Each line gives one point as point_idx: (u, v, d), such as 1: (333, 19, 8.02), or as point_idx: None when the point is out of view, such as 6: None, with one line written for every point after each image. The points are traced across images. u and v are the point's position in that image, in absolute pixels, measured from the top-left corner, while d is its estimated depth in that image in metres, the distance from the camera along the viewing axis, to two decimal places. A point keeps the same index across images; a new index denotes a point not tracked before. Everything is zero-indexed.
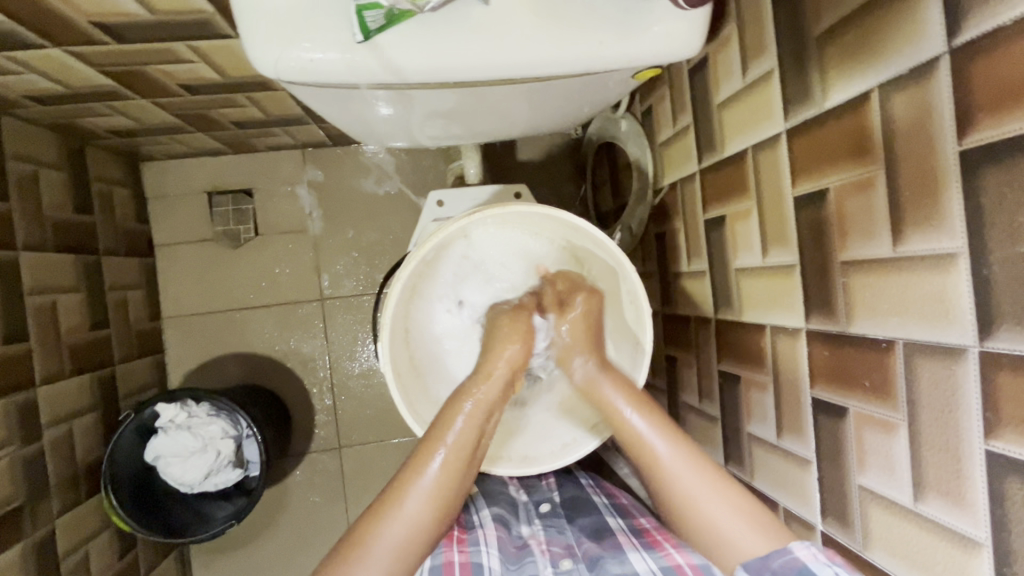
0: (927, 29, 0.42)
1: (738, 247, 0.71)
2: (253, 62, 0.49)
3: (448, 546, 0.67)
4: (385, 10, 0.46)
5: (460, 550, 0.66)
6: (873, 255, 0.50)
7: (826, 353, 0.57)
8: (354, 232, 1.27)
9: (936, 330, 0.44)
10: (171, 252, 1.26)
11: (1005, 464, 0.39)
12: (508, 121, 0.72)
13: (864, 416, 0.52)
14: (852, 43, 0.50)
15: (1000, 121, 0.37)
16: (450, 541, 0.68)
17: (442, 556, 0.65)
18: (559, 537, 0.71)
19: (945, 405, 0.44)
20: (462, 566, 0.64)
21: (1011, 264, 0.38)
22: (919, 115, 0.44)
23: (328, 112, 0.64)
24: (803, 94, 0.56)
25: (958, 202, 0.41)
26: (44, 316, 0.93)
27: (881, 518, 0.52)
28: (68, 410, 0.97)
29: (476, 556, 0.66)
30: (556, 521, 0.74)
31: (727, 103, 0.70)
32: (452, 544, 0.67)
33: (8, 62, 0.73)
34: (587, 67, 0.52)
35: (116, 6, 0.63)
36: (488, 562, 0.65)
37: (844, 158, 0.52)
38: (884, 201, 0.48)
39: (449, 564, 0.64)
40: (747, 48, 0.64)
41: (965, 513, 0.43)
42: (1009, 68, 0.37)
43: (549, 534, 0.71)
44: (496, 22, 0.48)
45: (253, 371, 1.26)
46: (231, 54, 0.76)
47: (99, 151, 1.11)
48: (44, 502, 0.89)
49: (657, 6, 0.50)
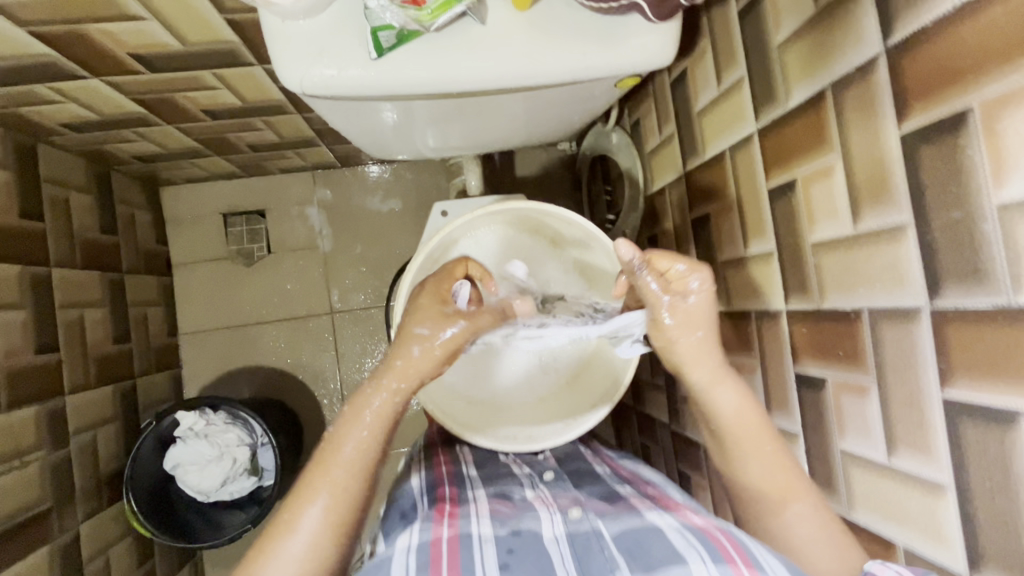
0: (867, 33, 0.49)
1: (722, 241, 0.76)
2: (279, 78, 0.55)
3: (437, 522, 0.57)
4: (396, 31, 0.54)
5: (450, 525, 0.56)
6: (838, 235, 0.55)
7: (804, 330, 0.61)
8: (362, 247, 1.33)
9: (895, 296, 0.49)
10: (187, 271, 1.32)
11: (960, 408, 0.44)
12: (505, 128, 0.78)
13: (841, 384, 0.57)
14: (807, 48, 0.56)
15: (930, 107, 0.43)
16: (439, 517, 0.58)
17: (429, 532, 0.55)
18: (566, 493, 0.66)
19: (906, 363, 0.48)
20: (453, 539, 0.54)
21: (948, 229, 0.43)
22: (865, 106, 0.50)
23: (341, 124, 0.70)
24: (770, 96, 0.63)
25: (903, 180, 0.47)
26: (73, 328, 0.99)
27: (862, 478, 0.56)
28: (91, 420, 1.01)
29: (466, 527, 0.56)
30: (561, 484, 0.70)
31: (706, 110, 0.76)
32: (442, 520, 0.57)
33: (50, 93, 0.80)
34: (574, 76, 0.58)
35: (153, 40, 0.70)
36: (481, 531, 0.56)
37: (807, 151, 0.57)
38: (843, 185, 0.53)
39: (438, 539, 0.54)
40: (720, 59, 0.71)
41: (930, 460, 0.47)
42: (932, 61, 0.43)
43: (554, 493, 0.67)
44: (492, 39, 0.55)
45: (266, 384, 1.31)
46: (251, 80, 0.84)
47: (123, 177, 1.18)
48: (70, 506, 0.93)
49: (633, 23, 0.57)
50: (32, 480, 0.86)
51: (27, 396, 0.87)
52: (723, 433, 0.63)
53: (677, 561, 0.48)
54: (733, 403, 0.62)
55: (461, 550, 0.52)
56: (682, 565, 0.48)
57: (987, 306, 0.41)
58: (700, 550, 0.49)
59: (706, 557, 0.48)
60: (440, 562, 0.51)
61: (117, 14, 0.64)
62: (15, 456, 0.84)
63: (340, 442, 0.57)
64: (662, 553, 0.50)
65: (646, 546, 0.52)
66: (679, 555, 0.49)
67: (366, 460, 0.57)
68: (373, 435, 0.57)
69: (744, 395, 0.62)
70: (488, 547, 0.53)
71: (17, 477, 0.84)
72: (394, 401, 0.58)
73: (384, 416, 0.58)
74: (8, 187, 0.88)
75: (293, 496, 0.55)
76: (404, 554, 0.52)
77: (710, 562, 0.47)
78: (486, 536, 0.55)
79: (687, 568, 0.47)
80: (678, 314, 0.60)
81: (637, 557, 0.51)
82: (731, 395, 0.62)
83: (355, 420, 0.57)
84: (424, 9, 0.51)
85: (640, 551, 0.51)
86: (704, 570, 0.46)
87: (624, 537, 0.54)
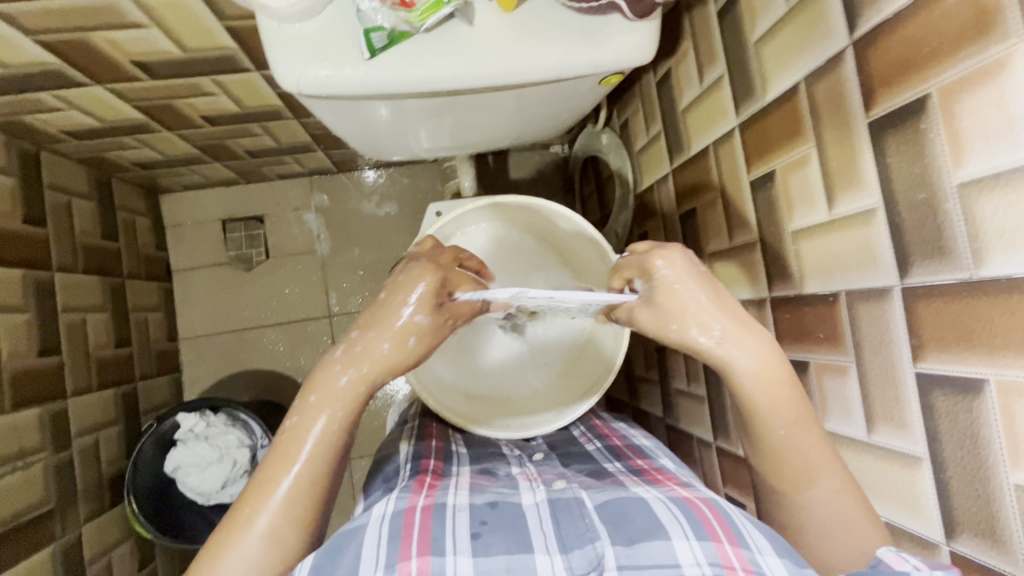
0: (835, 28, 0.51)
1: (708, 234, 0.78)
2: (277, 79, 0.58)
3: (415, 492, 0.60)
4: (387, 32, 0.56)
5: (427, 495, 0.59)
6: (815, 221, 0.57)
7: (787, 315, 0.63)
8: (359, 251, 1.35)
9: (869, 277, 0.51)
10: (187, 277, 1.33)
11: (930, 381, 0.46)
12: (495, 125, 0.80)
13: (823, 366, 0.59)
14: (780, 44, 0.59)
15: (894, 95, 0.46)
16: (420, 487, 0.62)
17: (405, 501, 0.58)
18: (551, 469, 0.68)
19: (881, 341, 0.50)
20: (426, 508, 0.56)
21: (914, 209, 0.45)
22: (835, 96, 0.52)
23: (337, 123, 0.72)
24: (748, 91, 0.65)
25: (872, 165, 0.49)
26: (75, 332, 1.01)
27: (845, 458, 0.57)
28: (93, 422, 1.03)
29: (442, 497, 0.59)
30: (550, 462, 0.72)
31: (690, 107, 0.79)
32: (419, 490, 0.61)
33: (54, 100, 0.83)
34: (559, 73, 0.61)
35: (154, 47, 0.73)
36: (456, 501, 0.59)
37: (784, 143, 0.60)
38: (818, 173, 0.55)
39: (412, 508, 0.56)
40: (702, 58, 0.74)
41: (907, 434, 0.49)
42: (894, 52, 0.45)
43: (540, 469, 0.68)
44: (480, 39, 0.58)
45: (264, 387, 1.32)
46: (249, 86, 0.86)
47: (123, 184, 1.20)
48: (72, 507, 0.95)
49: (615, 23, 0.60)
50: (35, 481, 0.88)
51: (31, 398, 0.89)
52: (749, 404, 0.56)
53: (661, 535, 0.50)
54: (759, 371, 0.56)
55: (434, 518, 0.55)
56: (666, 540, 0.50)
57: (951, 281, 0.43)
58: (685, 526, 0.51)
59: (690, 533, 0.50)
60: (413, 528, 0.53)
61: (120, 22, 0.67)
62: (18, 456, 0.85)
63: (300, 422, 0.58)
64: (645, 524, 0.52)
65: (628, 516, 0.54)
66: (663, 528, 0.51)
67: (333, 441, 0.58)
68: (343, 412, 0.59)
69: (766, 356, 0.56)
70: (461, 515, 0.56)
71: (20, 477, 0.85)
72: (362, 378, 0.60)
73: (352, 395, 0.60)
74: (13, 193, 0.90)
75: (261, 475, 0.57)
76: (378, 522, 0.54)
77: (693, 539, 0.50)
78: (461, 505, 0.58)
79: (670, 543, 0.49)
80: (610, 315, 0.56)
81: (618, 527, 0.53)
82: (748, 359, 0.56)
83: (322, 406, 0.58)
84: (414, 11, 0.54)
85: (620, 521, 0.54)
86: (688, 547, 0.49)
87: (607, 508, 0.56)
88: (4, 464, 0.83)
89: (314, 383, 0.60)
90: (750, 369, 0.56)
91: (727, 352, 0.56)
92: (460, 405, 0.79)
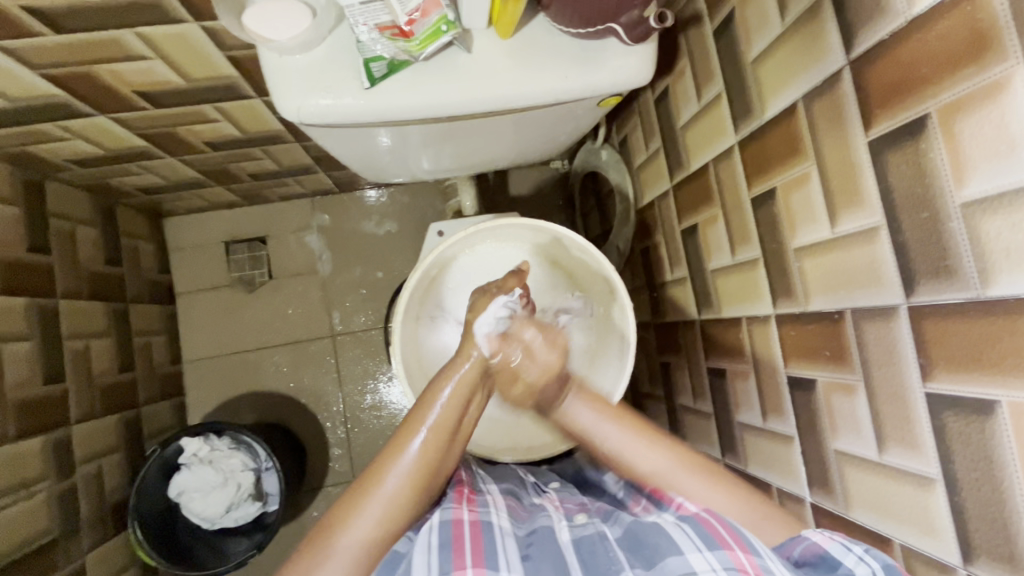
0: (831, 48, 0.52)
1: (711, 250, 0.78)
2: (277, 108, 0.58)
3: (458, 505, 0.60)
4: (387, 61, 0.57)
5: (470, 510, 0.59)
6: (817, 238, 0.57)
7: (793, 332, 0.63)
8: (361, 269, 1.35)
9: (875, 296, 0.50)
10: (190, 299, 1.34)
11: (940, 402, 0.46)
12: (495, 146, 0.80)
13: (830, 384, 0.58)
14: (777, 63, 0.59)
15: (894, 115, 0.46)
16: (460, 501, 0.61)
17: (451, 513, 0.58)
18: (572, 497, 0.68)
19: (889, 359, 0.50)
20: (474, 523, 0.56)
21: (918, 228, 0.45)
22: (834, 116, 0.52)
23: (339, 150, 0.73)
24: (746, 110, 0.66)
25: (873, 184, 0.49)
26: (80, 359, 1.01)
27: (857, 477, 0.56)
28: (96, 449, 1.02)
29: (486, 515, 0.58)
30: (569, 489, 0.73)
31: (689, 124, 0.79)
32: (462, 504, 0.60)
33: (59, 131, 0.84)
34: (558, 97, 0.61)
35: (157, 78, 0.74)
36: (500, 522, 0.58)
37: (784, 160, 0.60)
38: (819, 190, 0.55)
39: (460, 521, 0.56)
40: (699, 76, 0.74)
41: (917, 454, 0.48)
42: (894, 73, 0.45)
43: (561, 496, 0.69)
44: (478, 65, 0.58)
45: (268, 409, 1.32)
46: (251, 112, 0.87)
47: (127, 209, 1.21)
48: (75, 536, 0.94)
49: (612, 46, 0.60)
50: (38, 511, 0.87)
51: (34, 426, 0.89)
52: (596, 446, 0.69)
53: (673, 551, 0.50)
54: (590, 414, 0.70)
55: (482, 535, 0.54)
56: (679, 555, 0.49)
57: (958, 300, 0.43)
58: (695, 539, 0.51)
59: (701, 545, 0.50)
60: (463, 541, 0.53)
61: (123, 54, 0.67)
62: (22, 486, 0.85)
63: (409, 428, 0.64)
64: (658, 543, 0.52)
65: (646, 543, 0.53)
66: (674, 545, 0.51)
67: (431, 452, 0.63)
68: (435, 436, 0.64)
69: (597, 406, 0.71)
70: (508, 541, 0.55)
71: (23, 507, 0.84)
72: (462, 383, 0.68)
73: (453, 400, 0.67)
74: (17, 223, 0.91)
75: (365, 475, 0.61)
76: (427, 533, 0.55)
77: (705, 550, 0.49)
78: (506, 530, 0.57)
79: (684, 559, 0.49)
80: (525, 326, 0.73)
81: (637, 552, 0.52)
82: (590, 412, 0.70)
83: (429, 414, 0.65)
84: (413, 40, 0.54)
85: (645, 548, 0.52)
86: (702, 558, 0.48)
87: (625, 537, 0.55)
88: (8, 494, 0.82)
89: (424, 393, 0.68)
90: (584, 409, 0.71)
91: (564, 403, 0.72)
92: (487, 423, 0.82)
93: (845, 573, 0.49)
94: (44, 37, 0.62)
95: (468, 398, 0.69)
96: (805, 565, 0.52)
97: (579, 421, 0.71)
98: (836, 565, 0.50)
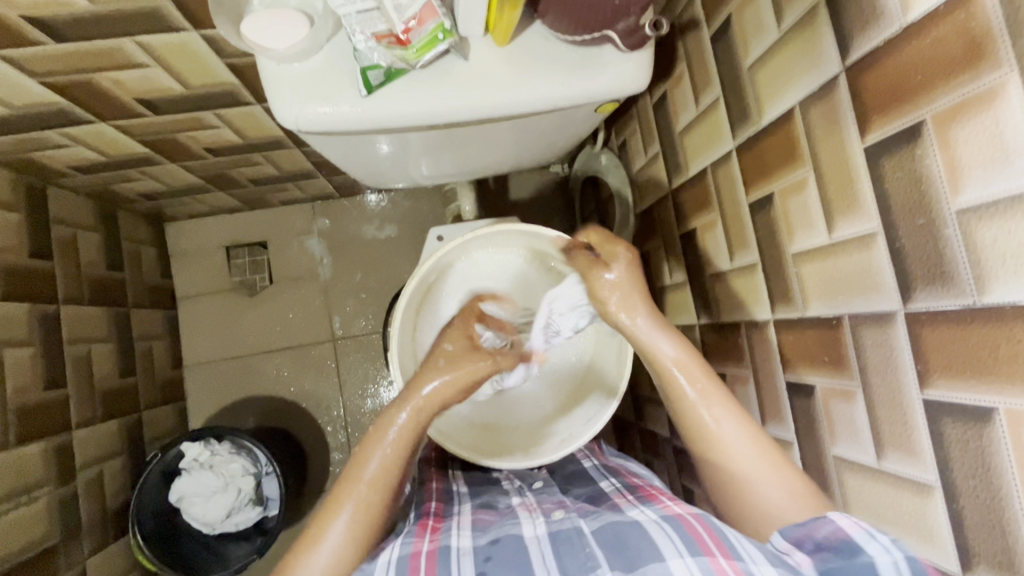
0: (827, 55, 0.52)
1: (710, 255, 0.78)
2: (275, 116, 0.59)
3: (419, 537, 0.60)
4: (384, 70, 0.57)
5: (431, 539, 0.59)
6: (815, 244, 0.57)
7: (791, 337, 0.63)
8: (362, 274, 1.36)
9: (872, 302, 0.50)
10: (191, 304, 1.34)
11: (938, 408, 0.45)
12: (494, 152, 0.80)
13: (829, 389, 0.58)
14: (774, 69, 0.59)
15: (890, 122, 0.46)
16: (422, 531, 0.62)
17: (410, 546, 0.58)
18: (550, 498, 0.69)
19: (887, 366, 0.50)
20: (431, 553, 0.57)
21: (914, 235, 0.45)
22: (831, 122, 0.52)
23: (338, 156, 0.73)
24: (743, 116, 0.66)
25: (869, 191, 0.49)
26: (81, 365, 1.01)
27: (855, 484, 0.56)
28: (97, 454, 1.02)
29: (446, 540, 0.59)
30: (547, 489, 0.73)
31: (687, 129, 0.79)
32: (424, 535, 0.61)
33: (61, 138, 0.84)
34: (555, 103, 0.61)
35: (157, 85, 0.74)
36: (460, 543, 0.59)
37: (782, 166, 0.60)
38: (816, 196, 0.55)
39: (417, 552, 0.57)
40: (697, 82, 0.75)
41: (916, 461, 0.48)
42: (890, 80, 0.45)
43: (538, 499, 0.69)
44: (475, 73, 0.59)
45: (269, 414, 1.32)
46: (251, 118, 0.88)
47: (129, 215, 1.21)
48: (76, 541, 0.95)
49: (609, 53, 0.61)
50: (40, 516, 0.87)
51: (35, 432, 0.89)
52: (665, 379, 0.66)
53: (655, 557, 0.50)
54: (675, 350, 0.66)
55: (438, 562, 0.55)
56: (660, 561, 0.49)
57: (954, 307, 0.43)
58: (677, 544, 0.51)
59: (684, 551, 0.50)
60: (419, 573, 0.54)
61: (123, 62, 0.68)
62: (23, 492, 0.85)
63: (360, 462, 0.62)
64: (641, 546, 0.52)
65: (625, 542, 0.54)
66: (657, 550, 0.51)
67: (384, 486, 0.62)
68: (386, 468, 0.62)
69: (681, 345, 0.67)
70: (465, 559, 0.56)
71: (24, 513, 0.85)
72: (414, 415, 0.65)
73: (407, 428, 0.64)
74: (19, 229, 0.91)
75: (319, 513, 0.60)
76: (385, 566, 0.55)
77: (687, 556, 0.49)
78: (466, 548, 0.58)
79: (665, 564, 0.49)
80: (604, 282, 0.69)
81: (616, 553, 0.53)
82: (672, 350, 0.66)
83: (380, 445, 0.63)
84: (410, 49, 0.55)
85: (624, 551, 0.52)
86: (683, 564, 0.48)
87: (603, 534, 0.56)
88: (9, 500, 0.83)
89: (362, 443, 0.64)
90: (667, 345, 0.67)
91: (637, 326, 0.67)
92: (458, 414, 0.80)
93: (867, 561, 0.48)
94: (46, 47, 0.63)
95: (420, 430, 0.65)
96: (826, 548, 0.51)
97: (659, 353, 0.67)
98: (856, 551, 0.49)
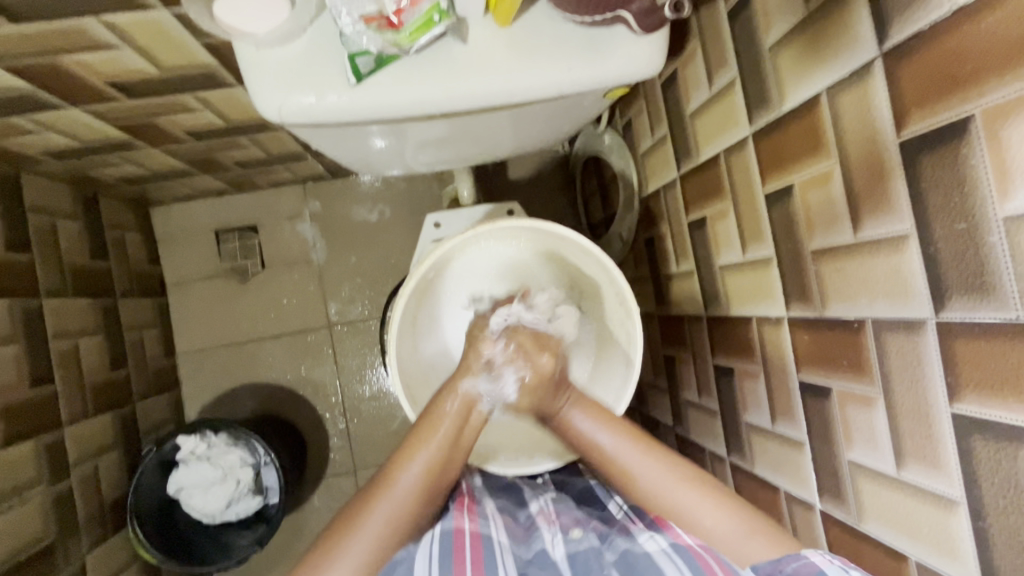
0: (861, 37, 0.47)
1: (720, 246, 0.75)
2: (257, 108, 0.54)
3: (459, 514, 0.70)
4: (374, 56, 0.52)
5: (470, 519, 0.69)
6: (838, 243, 0.53)
7: (808, 337, 0.60)
8: (357, 258, 1.31)
9: (900, 307, 0.47)
10: (181, 290, 1.30)
11: (969, 423, 0.43)
12: (494, 142, 0.75)
13: (846, 394, 0.55)
14: (799, 50, 0.55)
15: (932, 114, 0.42)
16: (461, 507, 0.71)
17: (453, 523, 0.68)
18: (565, 510, 0.73)
19: (913, 373, 0.47)
20: (473, 534, 0.67)
21: (952, 239, 0.42)
22: (861, 114, 0.48)
23: (328, 148, 0.69)
24: (762, 99, 0.61)
25: (903, 190, 0.45)
26: (67, 358, 0.98)
27: (871, 490, 0.54)
28: (91, 449, 1.01)
29: (485, 527, 0.69)
30: (564, 499, 0.76)
31: (699, 111, 0.74)
32: (463, 512, 0.70)
33: (29, 124, 0.79)
34: (561, 91, 0.56)
35: (128, 67, 0.68)
36: (498, 535, 0.69)
37: (804, 157, 0.56)
38: (841, 191, 0.52)
39: (460, 531, 0.67)
40: (711, 60, 0.69)
41: (941, 474, 0.46)
42: (930, 69, 0.42)
43: (557, 507, 0.74)
44: (473, 56, 0.54)
45: (266, 401, 1.30)
46: (233, 99, 0.82)
47: (111, 200, 1.16)
48: (74, 537, 0.94)
49: (620, 35, 0.56)
50: (33, 516, 0.86)
51: (22, 431, 0.86)
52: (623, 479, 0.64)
53: None
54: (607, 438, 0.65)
55: (482, 549, 0.66)
56: None
57: (995, 320, 0.40)
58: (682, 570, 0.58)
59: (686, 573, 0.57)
60: (463, 552, 0.64)
61: (89, 44, 0.62)
62: (13, 493, 0.83)
63: (439, 413, 0.66)
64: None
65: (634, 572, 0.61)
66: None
67: (448, 437, 0.65)
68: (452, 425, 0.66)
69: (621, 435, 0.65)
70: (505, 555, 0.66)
71: (17, 514, 0.83)
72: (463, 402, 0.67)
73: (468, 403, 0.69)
74: None
75: (396, 456, 0.64)
76: (430, 539, 0.66)
77: None
78: (503, 543, 0.68)
79: None
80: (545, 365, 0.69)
81: None
82: (611, 436, 0.65)
83: (443, 411, 0.67)
84: (403, 32, 0.51)
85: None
86: None
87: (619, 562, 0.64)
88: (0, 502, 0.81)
89: (426, 417, 0.67)
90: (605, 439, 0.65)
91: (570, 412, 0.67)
92: (424, 394, 0.77)
93: None
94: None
95: (467, 416, 0.67)
96: None
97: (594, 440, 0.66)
98: None
